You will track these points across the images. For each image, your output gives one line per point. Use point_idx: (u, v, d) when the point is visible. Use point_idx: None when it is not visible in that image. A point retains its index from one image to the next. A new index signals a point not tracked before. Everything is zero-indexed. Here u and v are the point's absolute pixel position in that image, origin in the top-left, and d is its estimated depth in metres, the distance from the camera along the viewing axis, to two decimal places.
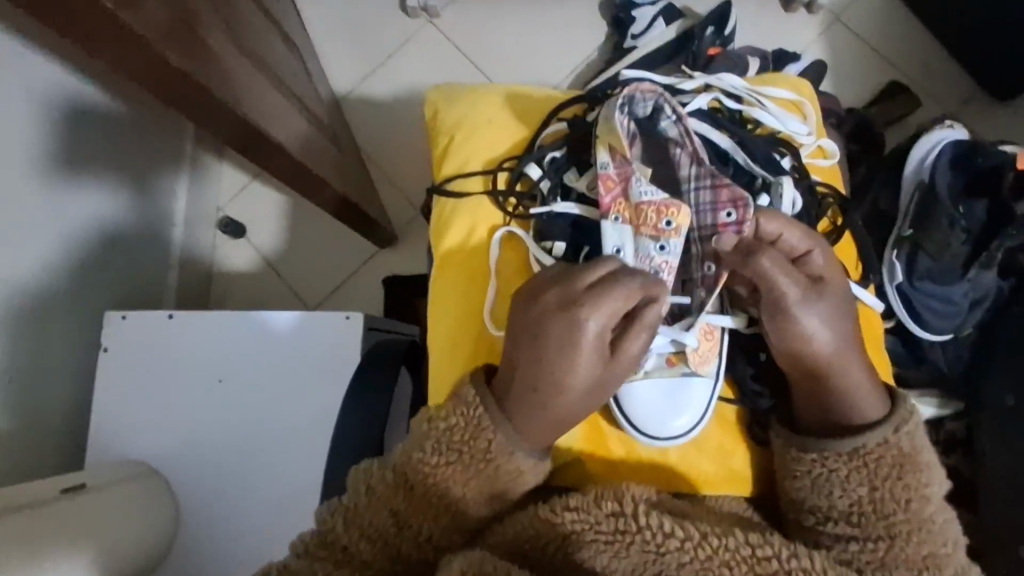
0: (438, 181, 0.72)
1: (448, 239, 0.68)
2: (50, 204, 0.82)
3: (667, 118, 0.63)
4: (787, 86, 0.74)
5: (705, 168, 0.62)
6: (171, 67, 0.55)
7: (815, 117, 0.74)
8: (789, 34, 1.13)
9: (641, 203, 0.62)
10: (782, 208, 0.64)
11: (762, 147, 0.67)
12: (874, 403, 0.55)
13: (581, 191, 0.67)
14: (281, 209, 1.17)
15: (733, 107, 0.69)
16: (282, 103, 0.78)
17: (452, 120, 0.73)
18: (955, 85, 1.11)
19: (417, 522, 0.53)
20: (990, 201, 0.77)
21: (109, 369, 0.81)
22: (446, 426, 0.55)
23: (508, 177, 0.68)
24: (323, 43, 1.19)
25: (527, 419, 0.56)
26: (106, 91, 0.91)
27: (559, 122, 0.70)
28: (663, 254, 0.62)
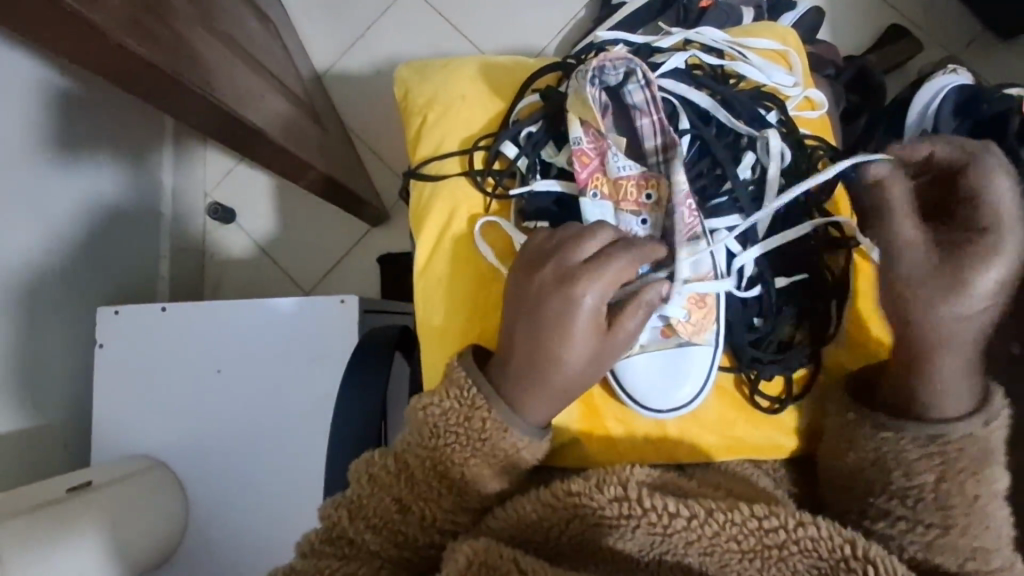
0: (415, 164, 0.70)
1: (429, 225, 0.66)
2: (35, 201, 0.80)
3: (637, 82, 0.59)
4: (770, 36, 0.71)
5: (670, 139, 0.59)
6: (136, 56, 0.53)
7: (802, 66, 0.71)
8: None
9: (619, 178, 0.61)
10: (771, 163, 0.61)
11: (746, 103, 0.63)
12: (965, 393, 0.51)
13: (561, 165, 0.64)
14: (269, 192, 1.15)
15: (714, 63, 0.66)
16: (259, 84, 0.75)
17: (425, 98, 0.70)
18: (958, 26, 1.07)
19: (420, 506, 0.52)
20: (996, 148, 0.75)
21: (107, 367, 0.80)
22: (440, 410, 0.53)
23: (485, 156, 0.66)
24: (300, 17, 1.15)
25: (529, 403, 0.54)
26: (81, 80, 0.87)
27: (533, 93, 0.67)
28: (645, 228, 0.61)
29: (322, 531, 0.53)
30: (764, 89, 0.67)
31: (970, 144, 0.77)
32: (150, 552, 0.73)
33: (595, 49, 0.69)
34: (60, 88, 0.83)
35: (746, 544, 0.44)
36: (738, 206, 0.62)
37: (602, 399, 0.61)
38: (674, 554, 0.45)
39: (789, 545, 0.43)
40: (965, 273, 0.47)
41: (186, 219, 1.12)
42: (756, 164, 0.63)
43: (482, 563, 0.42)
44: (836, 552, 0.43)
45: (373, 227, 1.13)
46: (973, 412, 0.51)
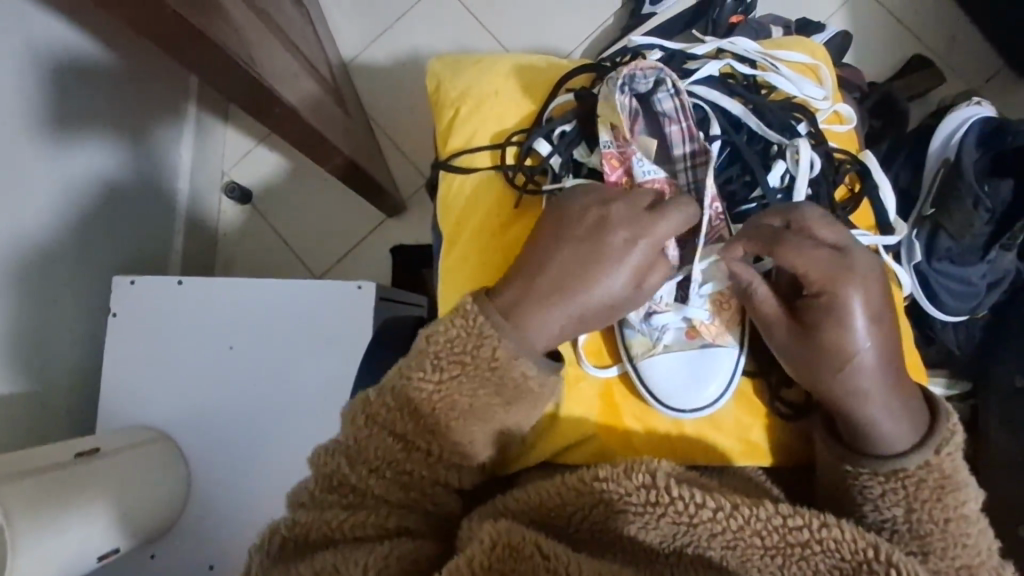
0: (444, 156, 0.70)
1: (456, 216, 0.67)
2: (52, 165, 0.81)
3: (666, 91, 0.61)
4: (802, 50, 0.72)
5: (699, 145, 0.61)
6: (182, 24, 0.53)
7: (832, 81, 0.71)
8: (812, 6, 1.11)
9: (646, 182, 0.60)
10: (801, 169, 0.61)
11: (777, 113, 0.64)
12: (905, 424, 0.51)
13: (592, 166, 0.65)
14: (286, 174, 1.15)
15: (747, 73, 0.67)
16: (293, 65, 0.76)
17: (457, 91, 0.71)
18: (980, 61, 1.09)
19: (425, 443, 0.52)
20: (1015, 181, 0.76)
21: (119, 336, 0.80)
22: (446, 339, 0.52)
23: (517, 153, 0.66)
24: (330, 5, 1.15)
25: (537, 329, 0.54)
26: (104, 44, 0.87)
27: (567, 93, 0.67)
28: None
29: (322, 482, 0.52)
30: (794, 101, 0.67)
31: (988, 176, 0.78)
32: (149, 525, 0.73)
33: (630, 53, 0.69)
34: (81, 51, 0.83)
35: (769, 541, 0.44)
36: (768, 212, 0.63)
37: (622, 395, 0.61)
38: (697, 546, 0.46)
39: (812, 546, 0.44)
40: (815, 332, 0.53)
41: (203, 195, 1.12)
42: (786, 175, 0.63)
43: (505, 546, 0.42)
44: (859, 554, 0.43)
45: (390, 217, 1.13)
46: (922, 443, 0.51)
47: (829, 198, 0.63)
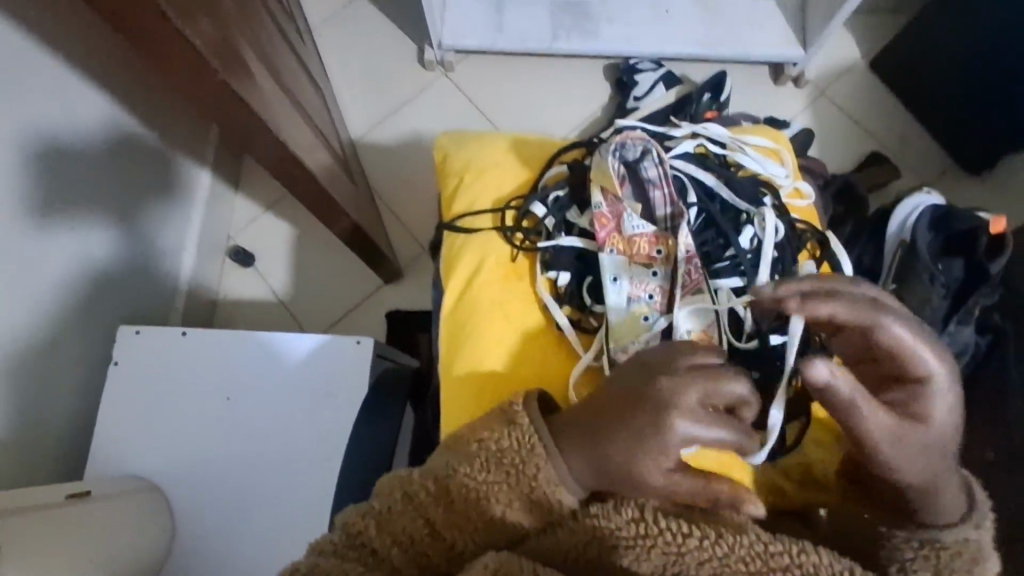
0: (448, 219, 0.77)
1: (459, 269, 0.73)
2: (75, 219, 0.86)
3: (652, 160, 0.69)
4: (765, 135, 0.81)
5: (679, 210, 0.68)
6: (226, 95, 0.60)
7: (792, 163, 0.80)
8: (779, 106, 1.24)
9: (634, 236, 0.68)
10: (767, 233, 0.67)
11: (747, 187, 0.72)
12: (959, 501, 0.53)
13: (582, 227, 0.71)
14: (291, 241, 1.21)
15: (718, 153, 0.75)
16: (311, 137, 0.84)
17: (460, 163, 0.78)
18: (933, 158, 1.21)
19: (452, 534, 0.53)
20: (965, 260, 0.85)
21: (118, 384, 0.82)
22: (497, 447, 0.54)
23: (516, 214, 0.73)
24: (343, 90, 1.26)
25: (575, 451, 0.53)
26: (139, 116, 0.95)
27: (560, 165, 0.75)
28: (657, 280, 0.68)
29: (343, 538, 0.52)
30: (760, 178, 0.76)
31: (942, 256, 0.86)
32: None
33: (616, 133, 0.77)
34: (113, 119, 0.90)
35: (752, 567, 0.46)
36: (740, 270, 0.67)
37: None
38: None
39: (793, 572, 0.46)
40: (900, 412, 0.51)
41: (209, 256, 1.17)
42: (755, 238, 0.69)
43: (506, 570, 0.44)
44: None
45: (388, 284, 1.19)
46: (964, 520, 0.52)
47: (793, 259, 0.68)
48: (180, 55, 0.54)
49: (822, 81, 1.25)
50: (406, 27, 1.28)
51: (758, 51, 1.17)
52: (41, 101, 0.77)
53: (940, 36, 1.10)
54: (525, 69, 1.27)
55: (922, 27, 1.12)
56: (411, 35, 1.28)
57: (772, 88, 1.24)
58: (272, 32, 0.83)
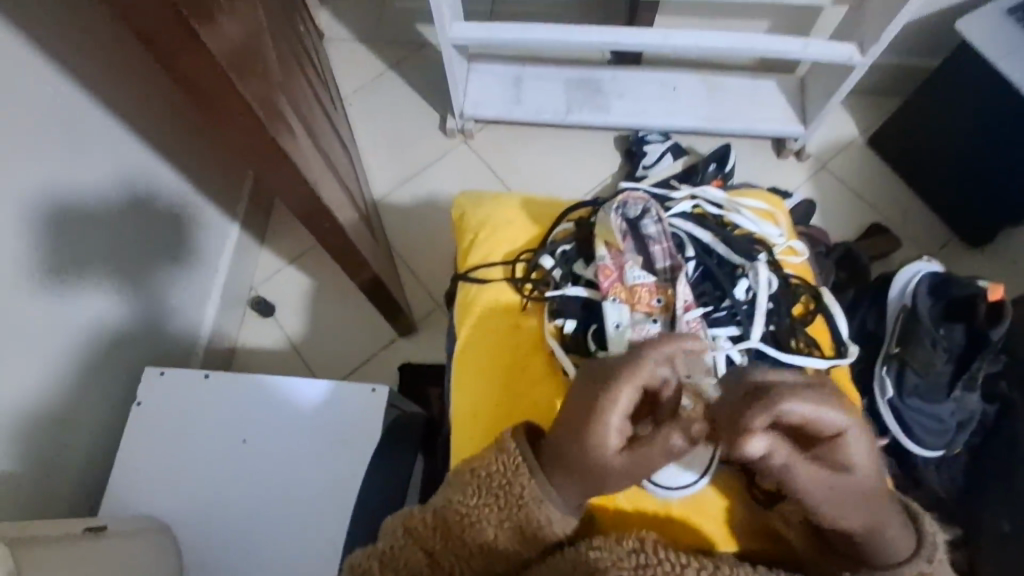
0: (463, 271, 0.81)
1: (472, 319, 0.77)
2: (115, 264, 0.91)
3: (651, 219, 0.74)
4: (759, 197, 0.85)
5: (678, 263, 0.72)
6: (283, 159, 0.66)
7: (785, 224, 0.84)
8: (782, 177, 1.30)
9: (635, 284, 0.71)
10: (761, 286, 0.72)
11: (742, 244, 0.76)
12: (907, 534, 0.57)
13: (588, 278, 0.74)
14: (312, 293, 1.26)
15: (715, 212, 0.80)
16: (341, 193, 0.90)
17: (476, 220, 0.83)
18: (933, 231, 1.25)
19: (450, 561, 0.58)
20: (967, 325, 0.86)
21: (139, 423, 0.85)
22: (486, 473, 0.58)
23: (525, 267, 0.77)
24: (369, 153, 1.35)
25: (555, 470, 0.57)
26: (180, 172, 1.02)
27: (567, 222, 0.79)
28: (657, 327, 0.70)
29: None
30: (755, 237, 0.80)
31: (943, 320, 0.88)
32: None
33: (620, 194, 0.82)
34: (159, 174, 0.97)
35: None
36: (736, 320, 0.72)
37: None
38: None
39: None
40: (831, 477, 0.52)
41: (232, 305, 1.22)
42: (750, 289, 0.73)
43: None
44: None
45: (403, 336, 1.22)
46: (917, 554, 0.57)
47: (788, 310, 0.74)
48: (248, 124, 0.61)
49: (823, 156, 1.31)
50: (431, 99, 1.38)
51: (760, 126, 1.24)
52: (98, 156, 0.84)
53: (931, 117, 1.16)
54: (541, 139, 1.35)
55: (913, 109, 1.19)
56: (435, 105, 1.38)
57: (775, 161, 1.31)
58: (310, 99, 0.91)
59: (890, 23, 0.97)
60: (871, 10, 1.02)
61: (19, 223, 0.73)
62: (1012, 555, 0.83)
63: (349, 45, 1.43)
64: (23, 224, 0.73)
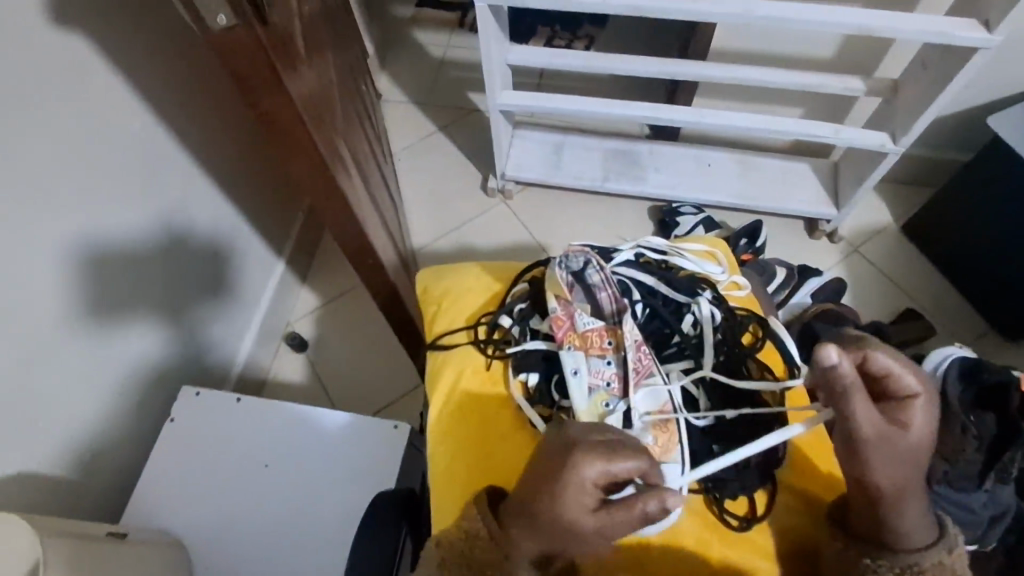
0: (430, 340, 0.84)
1: (441, 383, 0.79)
2: (170, 287, 0.97)
3: (593, 267, 0.75)
4: (698, 241, 0.89)
5: (624, 305, 0.74)
6: (337, 199, 0.72)
7: (726, 258, 0.89)
8: (812, 256, 1.32)
9: (586, 330, 0.72)
10: (705, 317, 0.76)
11: (685, 283, 0.80)
12: (926, 525, 0.59)
13: (545, 330, 0.77)
14: (344, 332, 1.31)
15: (659, 258, 0.84)
16: (384, 238, 0.95)
17: (440, 288, 0.87)
18: (967, 320, 1.24)
19: None
20: (998, 415, 0.85)
21: (170, 440, 0.88)
22: (454, 545, 0.61)
23: (486, 328, 0.81)
24: (413, 206, 1.42)
25: (521, 535, 0.55)
26: (238, 209, 1.10)
27: (521, 280, 0.84)
28: (611, 368, 0.72)
29: None
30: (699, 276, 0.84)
31: (974, 407, 0.87)
32: None
33: None
34: (218, 207, 1.04)
35: None
36: (686, 353, 0.77)
37: None
38: None
39: None
40: (892, 438, 0.54)
41: (269, 338, 1.26)
42: (696, 322, 0.78)
43: None
44: None
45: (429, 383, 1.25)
46: (937, 542, 0.60)
47: (735, 336, 0.77)
48: (312, 169, 0.67)
49: (855, 239, 1.33)
50: (476, 160, 1.46)
51: (791, 205, 1.27)
52: (169, 185, 0.91)
53: (963, 208, 1.18)
54: (577, 204, 1.40)
55: (944, 198, 1.21)
56: (479, 166, 1.46)
57: (807, 241, 1.33)
58: (366, 153, 0.98)
59: (921, 114, 1.01)
60: (900, 102, 1.07)
61: (93, 236, 0.80)
62: None
63: (405, 106, 1.53)
64: (99, 237, 0.80)
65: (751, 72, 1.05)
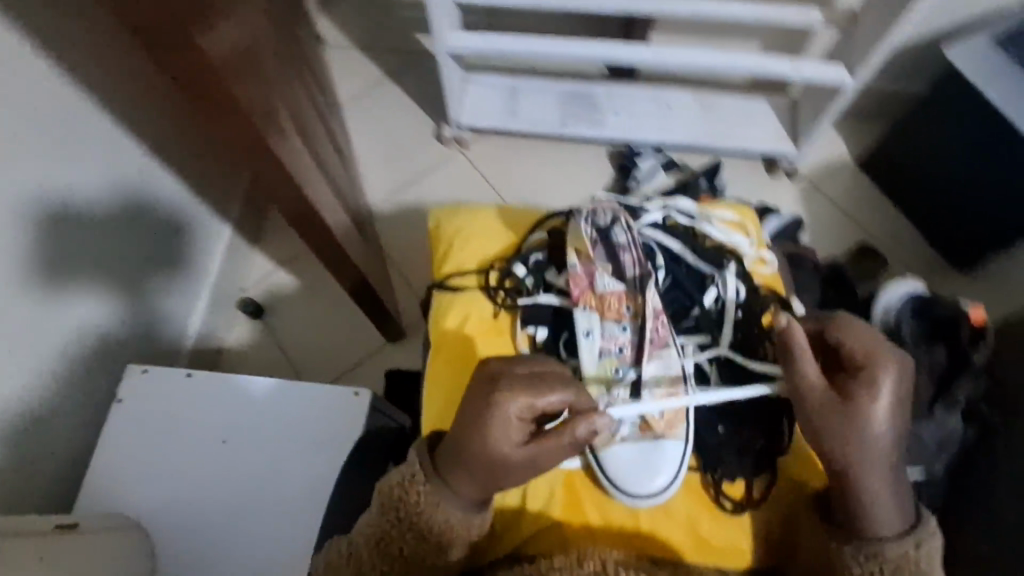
0: (437, 279, 0.87)
1: (446, 324, 0.82)
2: (105, 261, 0.90)
3: (621, 227, 0.81)
4: (728, 208, 0.91)
5: (646, 270, 0.79)
6: (271, 161, 0.67)
7: (756, 233, 0.91)
8: (771, 194, 1.31)
9: (605, 293, 0.78)
10: (728, 294, 0.81)
11: (711, 255, 0.84)
12: (897, 512, 0.62)
13: (560, 286, 0.82)
14: (299, 295, 1.26)
15: (686, 224, 0.87)
16: (332, 199, 0.90)
17: (452, 229, 0.89)
18: (918, 253, 1.27)
19: None
20: (948, 347, 0.89)
21: (118, 421, 0.84)
22: (388, 489, 0.63)
23: (498, 276, 0.84)
24: (365, 159, 1.35)
25: (454, 475, 0.61)
26: (173, 172, 1.02)
27: (541, 232, 0.87)
28: (626, 334, 0.77)
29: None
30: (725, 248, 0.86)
31: (926, 340, 0.90)
32: None
33: None
34: (149, 171, 0.96)
35: None
36: (703, 328, 0.81)
37: (583, 483, 0.74)
38: None
39: None
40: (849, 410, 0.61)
41: (221, 305, 1.21)
42: (719, 298, 0.82)
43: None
44: None
45: (391, 343, 1.22)
46: (906, 533, 0.62)
47: (755, 318, 0.81)
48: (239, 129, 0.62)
49: (814, 176, 1.33)
50: (428, 108, 1.39)
51: (751, 144, 1.26)
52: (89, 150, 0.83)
53: (919, 141, 1.18)
54: (535, 150, 1.36)
55: (901, 132, 1.21)
56: (433, 114, 1.39)
57: (766, 180, 1.32)
58: (307, 107, 0.92)
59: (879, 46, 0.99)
60: (860, 33, 1.04)
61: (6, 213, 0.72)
62: None
63: (349, 51, 1.44)
64: (12, 215, 0.73)
65: (709, 5, 1.01)
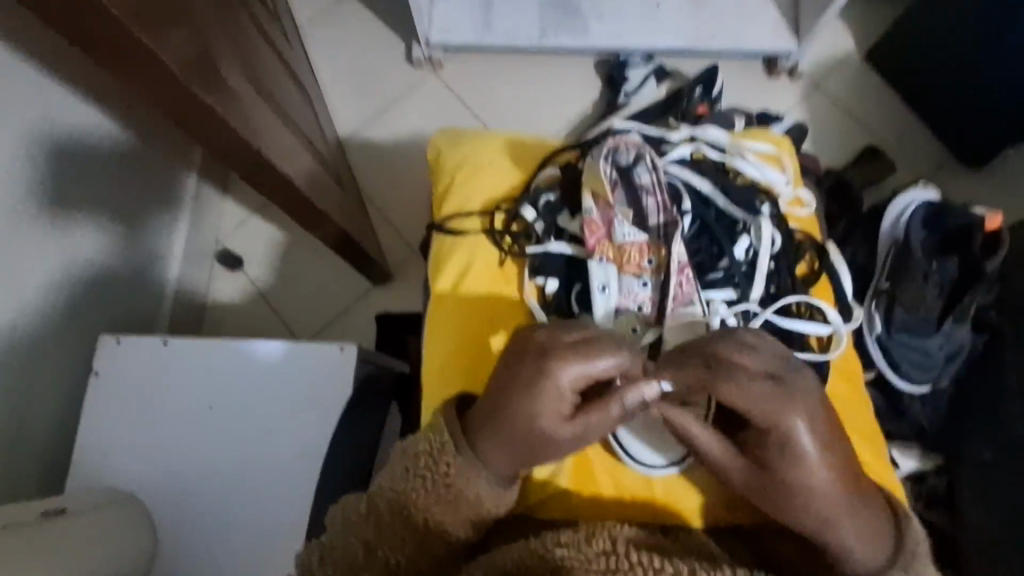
0: (438, 219, 0.82)
1: (447, 271, 0.78)
2: (63, 229, 0.84)
3: (645, 165, 0.75)
4: (767, 141, 0.86)
5: (670, 218, 0.73)
6: (209, 114, 0.59)
7: (792, 168, 0.85)
8: (771, 98, 1.22)
9: (624, 244, 0.73)
10: (760, 246, 0.75)
11: (743, 194, 0.78)
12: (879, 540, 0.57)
13: (572, 231, 0.77)
14: (278, 243, 1.20)
15: (715, 157, 0.82)
16: (294, 143, 0.82)
17: (455, 162, 0.84)
18: (925, 152, 1.19)
19: (384, 551, 0.58)
20: (961, 259, 0.84)
21: (99, 395, 0.81)
22: (417, 452, 0.60)
23: (504, 218, 0.79)
24: (331, 89, 1.25)
25: (489, 445, 0.59)
26: (119, 121, 0.92)
27: (553, 168, 0.82)
28: (646, 290, 0.73)
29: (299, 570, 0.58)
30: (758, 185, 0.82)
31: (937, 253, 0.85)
32: None
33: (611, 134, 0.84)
34: (95, 124, 0.87)
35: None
36: (733, 282, 0.75)
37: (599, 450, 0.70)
38: None
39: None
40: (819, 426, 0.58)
41: (197, 260, 1.15)
42: (749, 248, 0.76)
43: None
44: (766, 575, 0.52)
45: (377, 286, 1.18)
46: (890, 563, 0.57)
47: (788, 268, 0.77)
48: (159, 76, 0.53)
49: (817, 74, 1.23)
50: (395, 25, 1.26)
51: (751, 44, 1.15)
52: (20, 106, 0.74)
53: (935, 27, 1.07)
54: (513, 67, 1.25)
55: (914, 18, 1.10)
56: (400, 32, 1.26)
57: (766, 82, 1.22)
58: (256, 39, 0.81)
59: None
60: None
61: None
62: (995, 485, 0.84)
63: None
64: None
65: None
